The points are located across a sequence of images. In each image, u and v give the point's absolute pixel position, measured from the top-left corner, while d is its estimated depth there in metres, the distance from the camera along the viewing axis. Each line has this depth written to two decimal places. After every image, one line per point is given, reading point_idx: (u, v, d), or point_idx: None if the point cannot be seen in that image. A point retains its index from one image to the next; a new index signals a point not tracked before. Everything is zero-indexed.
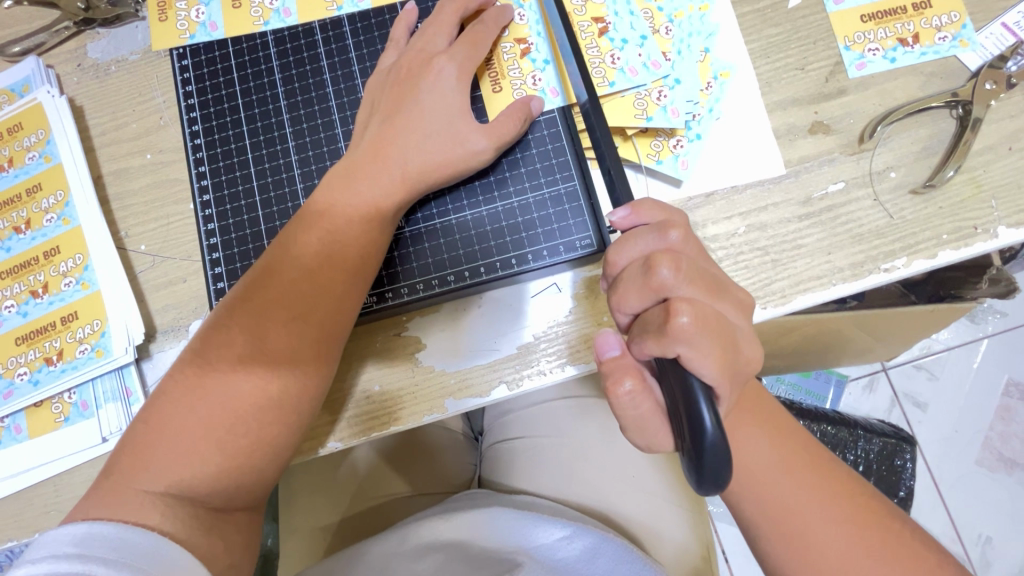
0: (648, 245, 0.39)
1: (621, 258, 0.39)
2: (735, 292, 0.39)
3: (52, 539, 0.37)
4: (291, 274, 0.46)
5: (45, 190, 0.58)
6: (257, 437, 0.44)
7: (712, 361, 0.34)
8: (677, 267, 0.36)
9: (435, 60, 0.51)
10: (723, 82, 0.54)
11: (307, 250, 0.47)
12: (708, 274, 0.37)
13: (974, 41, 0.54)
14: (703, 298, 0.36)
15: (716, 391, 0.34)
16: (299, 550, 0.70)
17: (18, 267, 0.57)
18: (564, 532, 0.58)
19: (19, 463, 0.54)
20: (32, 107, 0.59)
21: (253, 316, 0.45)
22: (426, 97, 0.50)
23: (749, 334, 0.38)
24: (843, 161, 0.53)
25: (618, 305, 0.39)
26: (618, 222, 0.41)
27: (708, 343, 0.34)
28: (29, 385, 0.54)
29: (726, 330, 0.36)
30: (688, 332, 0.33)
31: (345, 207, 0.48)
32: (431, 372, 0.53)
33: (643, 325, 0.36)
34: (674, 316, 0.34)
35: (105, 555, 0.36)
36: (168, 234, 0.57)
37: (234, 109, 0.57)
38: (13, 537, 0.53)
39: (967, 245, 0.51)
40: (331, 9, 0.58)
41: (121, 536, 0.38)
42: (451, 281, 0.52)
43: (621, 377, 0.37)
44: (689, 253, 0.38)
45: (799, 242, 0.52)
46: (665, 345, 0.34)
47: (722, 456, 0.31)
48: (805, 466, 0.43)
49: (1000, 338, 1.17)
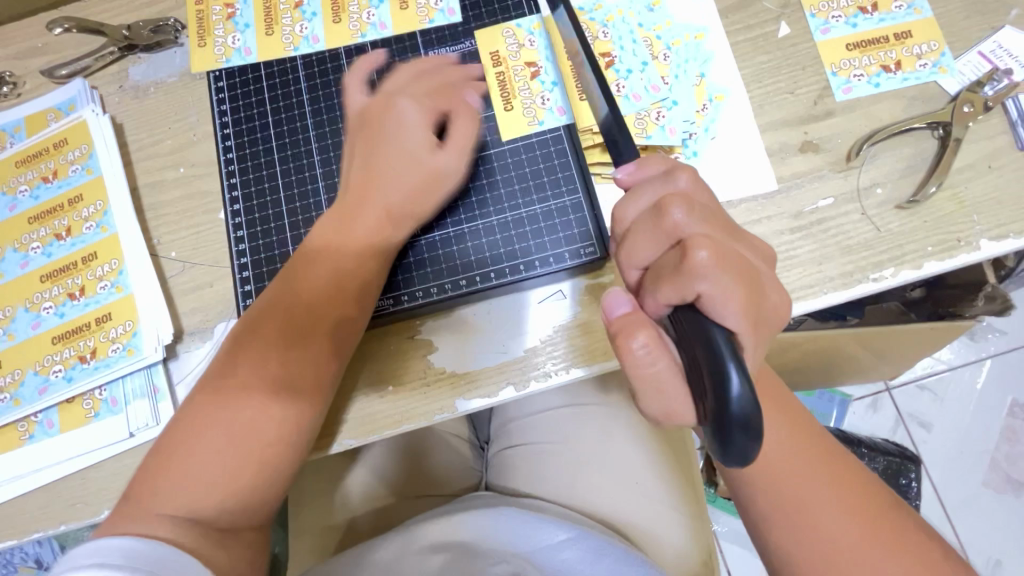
0: (656, 194, 0.39)
1: (628, 212, 0.40)
2: (751, 239, 0.39)
3: (75, 553, 0.37)
4: (300, 300, 0.50)
5: (85, 200, 0.62)
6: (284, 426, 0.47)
7: (733, 304, 0.33)
8: (689, 208, 0.36)
9: (397, 100, 0.54)
10: (718, 104, 0.58)
11: (315, 280, 0.51)
12: (722, 218, 0.38)
13: (953, 68, 0.58)
14: (720, 236, 0.36)
15: (740, 338, 0.33)
16: (309, 550, 0.72)
17: (57, 271, 0.60)
18: (569, 534, 0.60)
19: (50, 456, 0.57)
20: (77, 124, 0.64)
21: (267, 337, 0.49)
22: (400, 132, 0.53)
23: (772, 280, 0.39)
24: (831, 178, 0.56)
25: (629, 257, 0.39)
26: (625, 178, 0.41)
27: (727, 277, 0.34)
28: (64, 381, 0.58)
29: (746, 269, 0.36)
30: (706, 267, 0.34)
31: (351, 240, 0.52)
32: (442, 373, 0.56)
33: (656, 272, 0.37)
34: (692, 252, 0.34)
35: (122, 564, 0.37)
36: (198, 241, 0.61)
37: (265, 127, 0.62)
38: (41, 528, 0.56)
39: (951, 257, 0.54)
40: (421, 14, 0.62)
41: (138, 545, 0.38)
42: (463, 285, 0.56)
43: (634, 331, 0.35)
44: (699, 196, 0.39)
45: (791, 253, 0.55)
46: (685, 282, 0.34)
47: (752, 418, 0.29)
48: (799, 447, 0.45)
49: (1001, 358, 1.18)
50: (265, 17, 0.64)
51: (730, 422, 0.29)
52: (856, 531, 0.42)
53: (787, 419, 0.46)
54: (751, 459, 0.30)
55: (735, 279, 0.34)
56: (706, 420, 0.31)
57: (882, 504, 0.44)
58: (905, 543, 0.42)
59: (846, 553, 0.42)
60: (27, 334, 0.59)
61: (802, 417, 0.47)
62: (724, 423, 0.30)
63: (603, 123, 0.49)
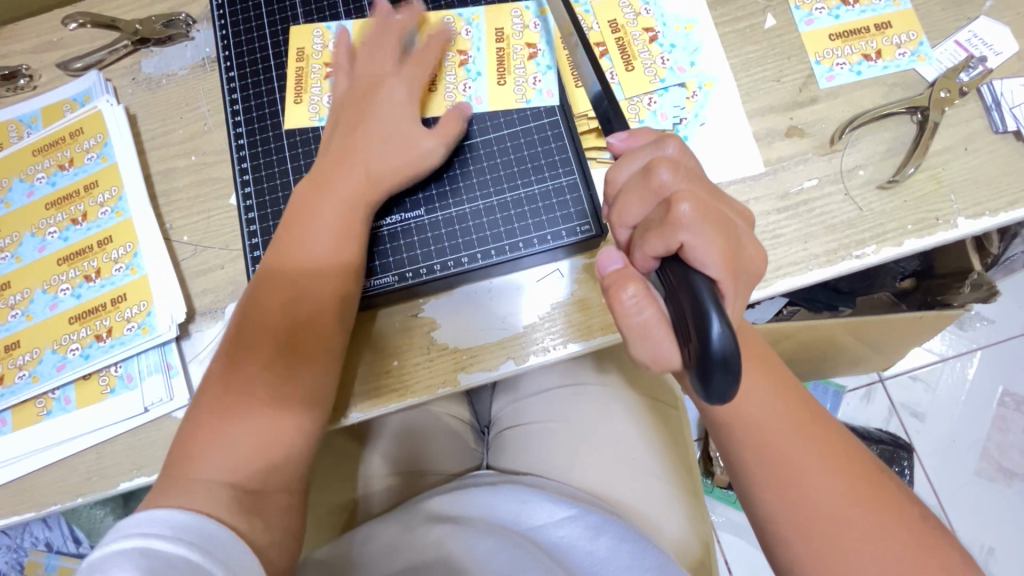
0: (646, 158, 0.42)
1: (620, 174, 0.42)
2: (733, 203, 0.42)
3: (120, 524, 0.42)
4: (290, 290, 0.52)
5: (101, 187, 0.64)
6: (302, 392, 0.50)
7: (714, 252, 0.35)
8: (675, 169, 0.39)
9: (386, 80, 0.58)
10: (707, 91, 0.60)
11: (312, 250, 0.52)
12: (706, 182, 0.40)
13: (931, 56, 0.60)
14: (704, 195, 0.38)
15: (721, 286, 0.35)
16: (315, 527, 0.74)
17: (74, 254, 0.63)
18: (568, 512, 0.62)
19: (68, 432, 0.59)
20: (92, 114, 0.66)
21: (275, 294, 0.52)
22: (383, 111, 0.56)
23: (750, 236, 0.40)
24: (816, 161, 0.59)
25: (619, 217, 0.41)
26: (617, 144, 0.45)
27: (708, 229, 0.36)
28: (80, 358, 0.60)
29: (727, 225, 0.38)
30: (688, 219, 0.36)
31: (313, 236, 0.53)
32: (445, 349, 0.58)
33: (644, 228, 0.39)
34: (676, 205, 0.36)
35: (163, 532, 0.41)
36: (209, 226, 0.64)
37: (274, 112, 0.63)
38: (59, 500, 0.58)
39: (930, 234, 0.56)
40: (449, 100, 0.60)
41: (178, 517, 0.42)
42: (465, 262, 0.57)
43: (623, 284, 0.37)
44: (686, 160, 0.41)
45: (778, 232, 0.57)
46: (669, 235, 0.36)
47: (732, 351, 0.31)
48: (787, 411, 0.48)
49: (990, 347, 1.21)
50: (295, 86, 0.63)
51: (711, 360, 0.31)
52: (836, 491, 0.45)
53: (776, 386, 0.49)
54: (730, 397, 0.32)
55: (715, 230, 0.36)
56: (690, 363, 0.33)
57: (866, 470, 0.46)
58: (882, 500, 0.45)
59: (826, 510, 0.44)
60: (45, 315, 0.62)
61: (790, 384, 0.50)
62: (705, 362, 0.32)
63: (600, 100, 0.50)
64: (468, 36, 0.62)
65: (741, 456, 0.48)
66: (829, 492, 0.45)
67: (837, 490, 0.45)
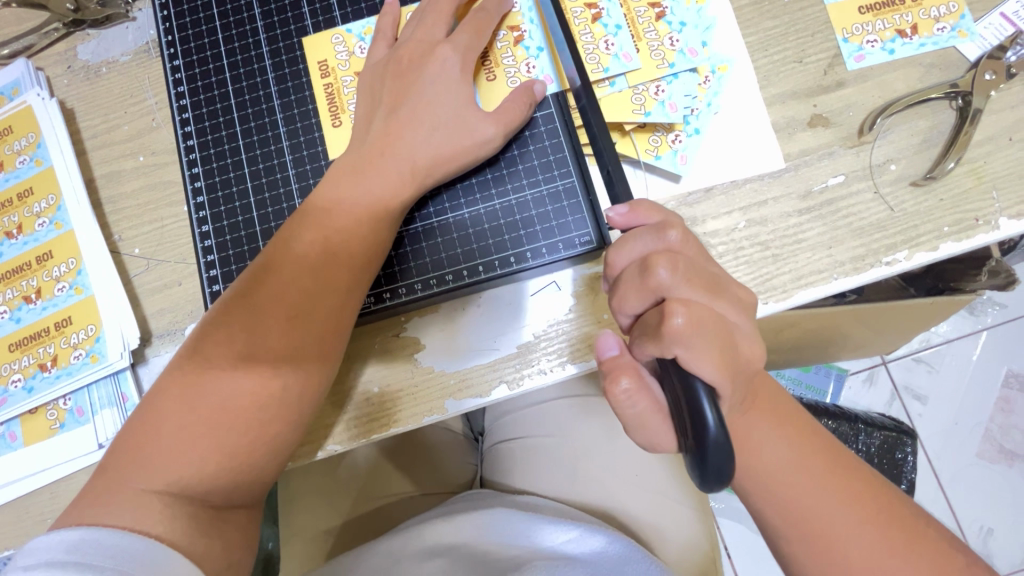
0: (648, 246, 0.38)
1: (621, 260, 0.39)
2: (737, 291, 0.37)
3: (42, 547, 0.35)
4: (271, 314, 0.44)
5: (36, 194, 0.57)
6: (270, 437, 0.44)
7: (711, 361, 0.32)
8: (676, 266, 0.35)
9: (437, 51, 0.49)
10: (721, 75, 0.53)
11: (282, 273, 0.45)
12: (708, 273, 0.36)
13: (973, 31, 0.53)
14: (704, 298, 0.35)
15: (719, 392, 0.33)
16: (300, 552, 0.70)
17: (11, 272, 0.56)
18: (570, 534, 0.57)
19: (13, 471, 0.53)
20: (23, 110, 0.59)
21: (250, 315, 0.44)
22: (430, 91, 0.49)
23: (752, 335, 0.37)
24: (842, 154, 0.52)
25: (619, 304, 0.38)
26: (616, 219, 0.40)
27: (706, 341, 0.32)
28: (24, 392, 0.54)
29: (726, 329, 0.34)
30: (683, 330, 0.32)
31: (298, 244, 0.46)
32: (430, 373, 0.53)
33: (642, 327, 0.36)
34: (670, 317, 0.33)
35: (103, 561, 0.35)
36: (163, 237, 0.56)
37: (227, 109, 0.55)
38: (10, 545, 0.53)
39: (968, 237, 0.50)
40: (512, 85, 0.52)
41: (117, 542, 0.37)
42: (449, 280, 0.51)
43: (616, 377, 0.35)
44: (688, 252, 0.37)
45: (800, 236, 0.51)
46: (663, 347, 0.33)
47: (726, 462, 0.30)
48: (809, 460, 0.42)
49: (1000, 330, 1.16)
50: (329, 105, 0.54)
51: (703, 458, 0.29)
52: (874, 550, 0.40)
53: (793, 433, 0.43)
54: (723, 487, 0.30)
55: (713, 339, 0.33)
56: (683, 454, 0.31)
57: (897, 510, 0.41)
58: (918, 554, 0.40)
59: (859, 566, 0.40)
60: None
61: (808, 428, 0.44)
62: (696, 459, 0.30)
63: (596, 138, 0.48)
64: (519, 8, 0.53)
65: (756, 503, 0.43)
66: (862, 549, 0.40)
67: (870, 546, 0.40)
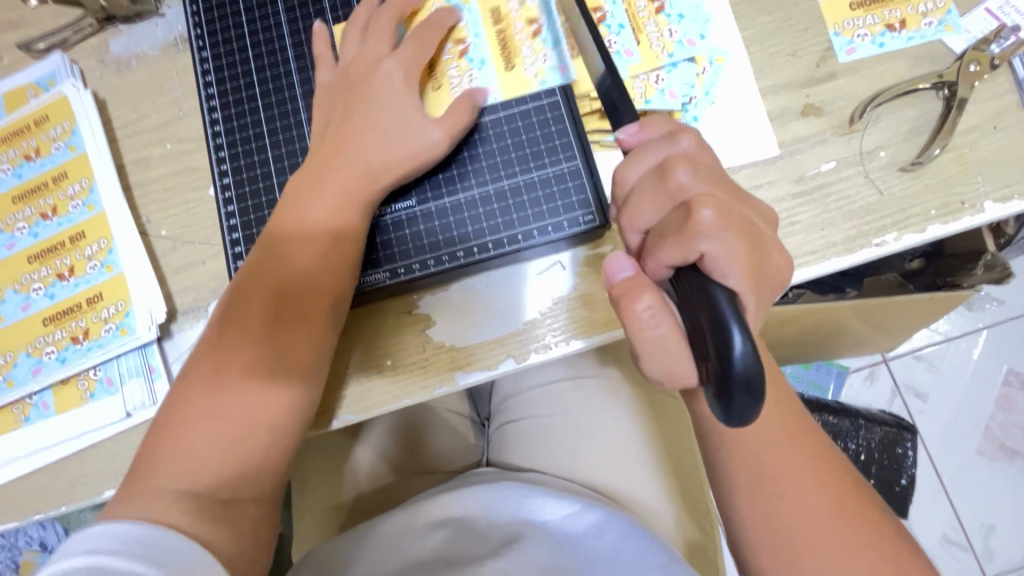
0: (660, 153, 0.38)
1: (632, 171, 0.38)
2: (755, 202, 0.39)
3: (71, 540, 0.39)
4: (286, 283, 0.49)
5: (70, 178, 0.60)
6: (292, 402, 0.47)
7: (738, 262, 0.34)
8: (693, 168, 0.36)
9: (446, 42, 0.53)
10: (719, 66, 0.56)
11: (299, 246, 0.50)
12: (726, 178, 0.38)
13: (959, 26, 0.56)
14: (724, 197, 0.36)
15: (741, 297, 0.34)
16: (312, 526, 0.73)
17: (45, 251, 0.59)
18: (571, 508, 0.60)
19: (46, 439, 0.56)
20: (58, 100, 0.62)
21: (268, 283, 0.49)
22: (441, 80, 0.52)
23: (775, 241, 0.39)
24: (834, 141, 0.55)
25: (630, 220, 0.38)
26: (626, 140, 0.41)
27: (735, 237, 0.34)
28: (57, 362, 0.57)
29: (752, 231, 0.36)
30: (711, 226, 0.34)
31: (309, 224, 0.50)
32: (440, 347, 0.55)
33: (659, 233, 0.36)
34: (697, 213, 0.34)
35: (116, 546, 0.38)
36: (188, 219, 0.60)
37: (252, 97, 0.58)
38: (42, 509, 0.56)
39: (955, 220, 0.53)
40: (530, 75, 0.54)
41: (136, 531, 0.40)
42: (460, 257, 0.54)
43: (637, 295, 0.35)
44: (703, 158, 0.38)
45: (792, 219, 0.54)
46: (687, 246, 0.34)
47: (752, 373, 0.30)
48: (779, 426, 0.46)
49: (997, 327, 1.18)
50: None
51: (733, 381, 0.30)
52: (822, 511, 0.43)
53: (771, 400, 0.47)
54: (751, 419, 0.31)
55: (740, 235, 0.35)
56: (706, 379, 0.32)
57: (852, 488, 0.45)
58: (864, 522, 0.43)
59: (805, 525, 0.43)
60: (17, 316, 0.58)
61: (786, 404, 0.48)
62: (726, 383, 0.31)
63: (606, 85, 0.44)
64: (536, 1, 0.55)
65: (728, 464, 0.46)
66: (812, 509, 0.43)
67: (820, 507, 0.43)
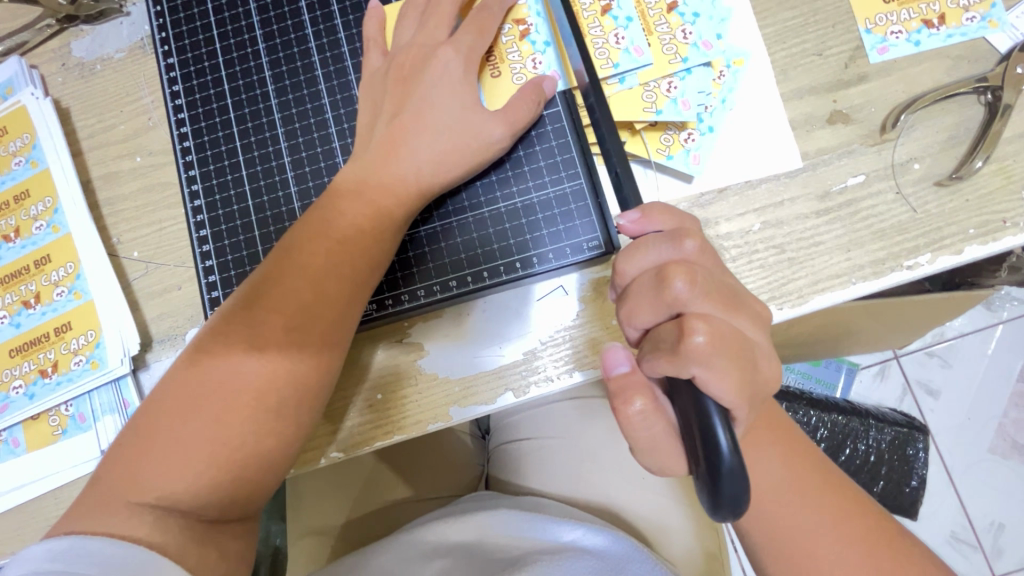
0: (661, 255, 0.37)
1: (631, 267, 0.37)
2: (751, 303, 0.37)
3: (31, 555, 0.36)
4: (271, 323, 0.43)
5: (33, 197, 0.56)
6: (266, 452, 0.43)
7: (730, 383, 0.32)
8: (692, 281, 0.34)
9: (437, 51, 0.47)
10: (737, 70, 0.51)
11: (285, 281, 0.44)
12: (723, 286, 0.36)
13: (1004, 21, 0.50)
14: (721, 314, 0.34)
15: (731, 411, 0.33)
16: (305, 551, 0.69)
17: (9, 277, 0.55)
18: (575, 533, 0.56)
19: (16, 477, 0.53)
20: (17, 110, 0.57)
21: (250, 322, 0.43)
22: (431, 91, 0.47)
23: (766, 350, 0.37)
24: (863, 152, 0.50)
25: (628, 317, 0.37)
26: (627, 227, 0.40)
27: (725, 364, 0.32)
28: (25, 399, 0.53)
29: (744, 349, 0.34)
30: (703, 353, 0.32)
31: (300, 253, 0.45)
32: (435, 380, 0.52)
33: (655, 342, 0.35)
34: (689, 334, 0.32)
35: (85, 571, 0.35)
36: (162, 240, 0.55)
37: (223, 109, 0.53)
38: (12, 550, 0.53)
39: (995, 240, 0.48)
40: (517, 82, 0.49)
41: (103, 550, 0.36)
42: (453, 286, 0.50)
43: (631, 396, 0.36)
44: (704, 262, 0.36)
45: (816, 239, 0.49)
46: (680, 366, 0.33)
47: (739, 484, 0.30)
48: (801, 479, 0.42)
49: (1016, 324, 1.14)
50: (330, 102, 0.52)
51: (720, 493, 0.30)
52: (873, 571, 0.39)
53: (785, 452, 0.43)
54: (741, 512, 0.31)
55: (732, 363, 0.32)
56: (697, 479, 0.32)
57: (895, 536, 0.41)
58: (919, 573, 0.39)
59: None
60: None
61: (804, 451, 0.44)
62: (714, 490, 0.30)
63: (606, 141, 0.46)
64: (525, 0, 0.50)
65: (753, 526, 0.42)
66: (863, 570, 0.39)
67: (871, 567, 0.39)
